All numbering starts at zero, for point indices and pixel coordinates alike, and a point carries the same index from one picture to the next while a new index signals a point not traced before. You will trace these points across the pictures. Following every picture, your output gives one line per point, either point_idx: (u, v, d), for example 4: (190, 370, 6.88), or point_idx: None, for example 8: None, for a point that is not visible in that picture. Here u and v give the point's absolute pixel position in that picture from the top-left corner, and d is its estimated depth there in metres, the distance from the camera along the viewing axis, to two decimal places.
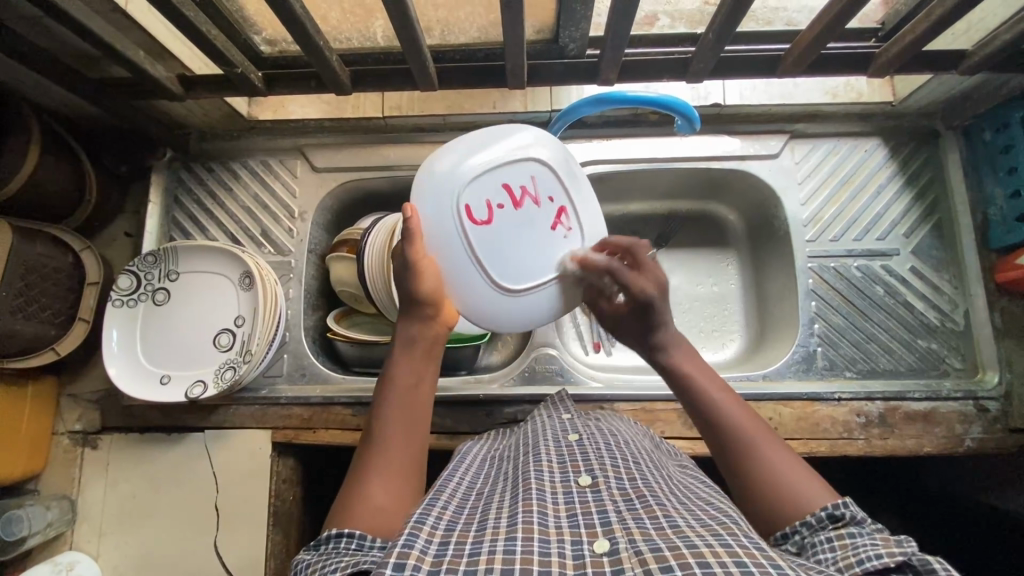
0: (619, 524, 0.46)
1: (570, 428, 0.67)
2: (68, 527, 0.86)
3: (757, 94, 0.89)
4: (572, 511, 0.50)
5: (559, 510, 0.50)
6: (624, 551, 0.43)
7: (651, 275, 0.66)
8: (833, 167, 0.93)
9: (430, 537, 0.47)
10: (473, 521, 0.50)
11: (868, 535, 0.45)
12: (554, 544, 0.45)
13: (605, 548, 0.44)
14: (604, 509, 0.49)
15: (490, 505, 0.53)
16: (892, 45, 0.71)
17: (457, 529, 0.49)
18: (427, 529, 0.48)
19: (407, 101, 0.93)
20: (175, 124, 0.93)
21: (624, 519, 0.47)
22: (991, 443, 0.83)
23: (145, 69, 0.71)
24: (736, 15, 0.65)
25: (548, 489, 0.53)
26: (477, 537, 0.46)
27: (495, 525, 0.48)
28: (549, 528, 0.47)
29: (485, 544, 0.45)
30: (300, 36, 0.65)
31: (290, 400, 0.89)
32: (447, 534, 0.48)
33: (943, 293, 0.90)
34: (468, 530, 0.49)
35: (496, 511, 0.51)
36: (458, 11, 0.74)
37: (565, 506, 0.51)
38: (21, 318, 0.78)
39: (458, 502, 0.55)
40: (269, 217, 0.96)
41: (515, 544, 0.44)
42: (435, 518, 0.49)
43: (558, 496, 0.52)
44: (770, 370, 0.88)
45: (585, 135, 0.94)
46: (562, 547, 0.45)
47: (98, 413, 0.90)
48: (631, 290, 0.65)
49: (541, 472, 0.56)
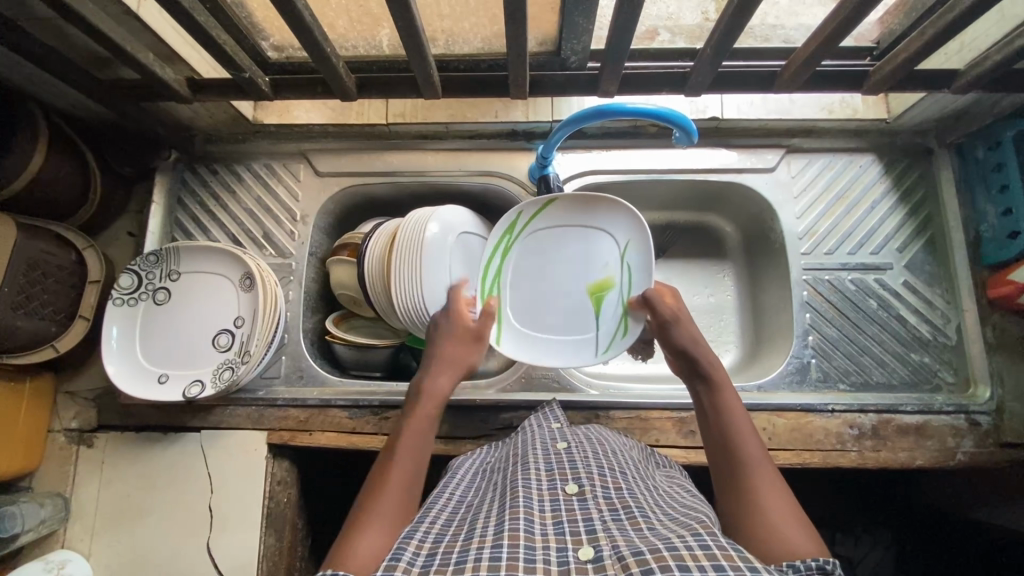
0: (603, 532, 0.47)
1: (559, 437, 0.67)
2: (61, 525, 0.86)
3: (754, 108, 0.91)
4: (558, 518, 0.50)
5: (545, 518, 0.50)
6: (608, 557, 0.44)
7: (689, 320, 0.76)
8: (828, 182, 0.95)
9: (418, 549, 0.48)
10: (460, 532, 0.51)
11: None
12: (539, 550, 0.46)
13: (590, 555, 0.45)
14: (590, 517, 0.50)
15: (478, 515, 0.53)
16: (887, 63, 0.73)
17: (444, 540, 0.50)
18: (416, 542, 0.49)
19: (411, 109, 0.95)
20: (181, 127, 0.94)
21: (608, 527, 0.48)
22: (983, 457, 0.83)
23: (155, 72, 0.73)
24: (734, 30, 0.66)
25: (535, 497, 0.53)
26: (464, 546, 0.47)
27: (481, 534, 0.48)
28: (535, 536, 0.47)
29: (471, 552, 0.46)
30: (308, 42, 0.67)
31: (287, 402, 0.89)
32: (434, 546, 0.49)
33: (936, 308, 0.90)
34: (455, 540, 0.49)
35: (484, 521, 0.51)
36: (462, 22, 0.76)
37: (551, 513, 0.51)
38: (22, 314, 0.78)
39: (447, 516, 0.55)
40: (271, 220, 0.97)
41: (501, 551, 0.45)
42: (423, 532, 0.51)
43: (545, 504, 0.53)
44: (765, 382, 0.89)
45: (584, 145, 0.95)
46: (548, 553, 0.45)
47: (94, 411, 0.90)
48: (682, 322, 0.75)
49: (528, 480, 0.57)
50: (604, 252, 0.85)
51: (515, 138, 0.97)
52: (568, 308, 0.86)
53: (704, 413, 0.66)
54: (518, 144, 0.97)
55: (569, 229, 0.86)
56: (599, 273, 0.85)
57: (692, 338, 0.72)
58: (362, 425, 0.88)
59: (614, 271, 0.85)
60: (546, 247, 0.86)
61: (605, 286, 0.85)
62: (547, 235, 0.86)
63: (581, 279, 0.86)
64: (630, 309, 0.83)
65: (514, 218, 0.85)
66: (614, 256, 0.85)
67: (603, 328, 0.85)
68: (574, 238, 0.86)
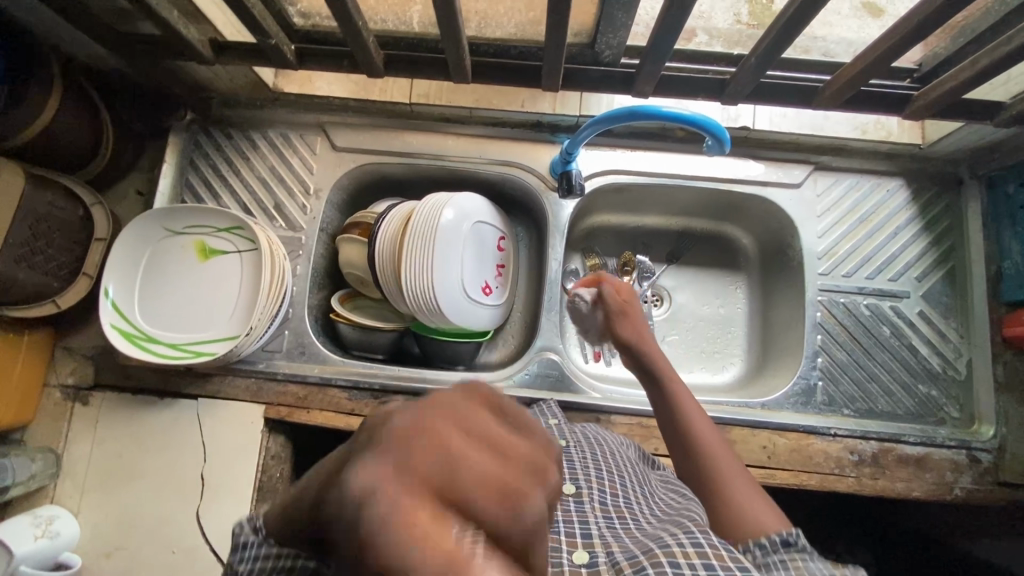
0: (599, 539, 0.48)
1: (557, 435, 0.67)
2: (51, 481, 0.85)
3: (787, 121, 0.89)
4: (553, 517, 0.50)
5: None
6: (603, 564, 0.44)
7: (631, 308, 0.74)
8: (853, 203, 0.93)
9: None
10: None
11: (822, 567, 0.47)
12: None
13: (584, 560, 0.45)
14: (585, 521, 0.50)
15: None
16: (933, 89, 0.71)
17: None
18: None
19: (436, 90, 0.93)
20: (198, 89, 0.92)
21: (605, 534, 0.48)
22: (980, 494, 0.83)
23: (178, 30, 0.70)
24: (781, 43, 0.65)
25: None
26: None
27: None
28: None
29: None
30: (341, 14, 0.64)
31: (287, 378, 0.89)
32: None
33: (949, 341, 0.89)
34: None
35: None
36: (499, 5, 0.74)
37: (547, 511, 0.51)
38: (24, 266, 0.77)
39: None
40: (284, 191, 0.95)
41: None
42: None
43: None
44: (769, 400, 0.88)
45: (610, 143, 0.93)
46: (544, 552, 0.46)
47: (92, 369, 0.90)
48: (621, 313, 0.73)
49: None
50: (143, 241, 0.86)
51: (539, 130, 0.95)
52: (235, 274, 0.87)
53: (657, 407, 0.66)
54: (541, 136, 0.95)
55: (142, 263, 0.86)
56: (190, 246, 0.87)
57: (637, 330, 0.71)
58: (361, 407, 0.88)
59: (187, 239, 0.87)
60: (179, 280, 0.87)
61: (203, 243, 0.87)
62: (146, 279, 0.86)
63: (188, 261, 0.87)
64: (207, 241, 0.87)
65: (123, 321, 0.83)
66: (170, 241, 0.87)
67: (232, 246, 0.87)
68: (144, 254, 0.87)
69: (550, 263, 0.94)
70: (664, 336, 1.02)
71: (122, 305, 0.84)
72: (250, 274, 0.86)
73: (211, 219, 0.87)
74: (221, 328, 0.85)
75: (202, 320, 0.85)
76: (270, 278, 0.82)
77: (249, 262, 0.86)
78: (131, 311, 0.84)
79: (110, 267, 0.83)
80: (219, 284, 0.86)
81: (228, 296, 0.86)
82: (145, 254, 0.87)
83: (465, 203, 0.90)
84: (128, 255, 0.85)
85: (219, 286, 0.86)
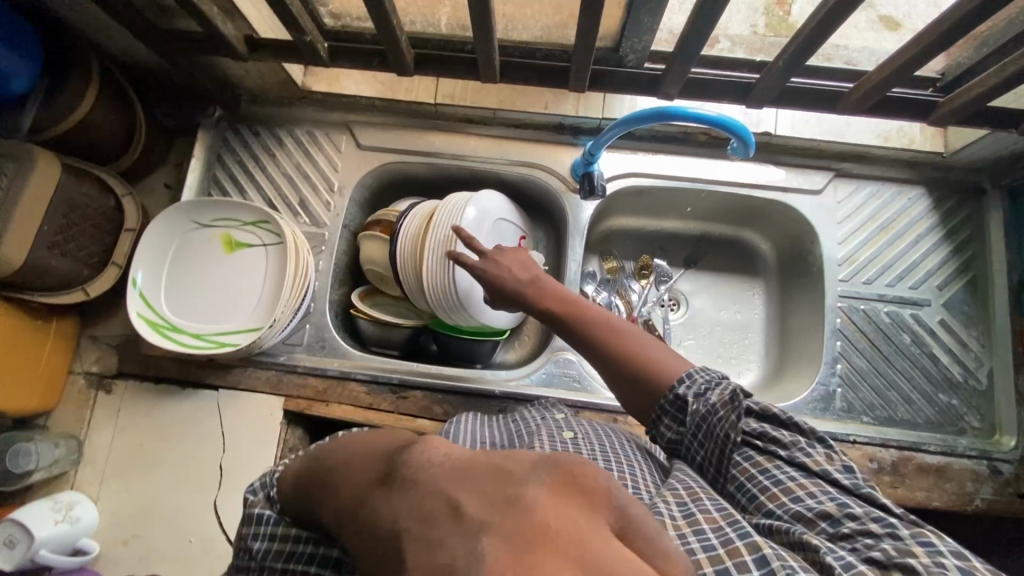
0: None
1: (564, 426, 0.66)
2: (72, 467, 0.87)
3: (809, 128, 0.90)
4: None
5: None
6: None
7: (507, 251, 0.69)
8: (874, 210, 0.93)
9: None
10: None
11: (707, 400, 0.54)
12: None
13: None
14: None
15: None
16: (959, 97, 0.72)
17: None
18: None
19: (461, 90, 0.94)
20: (229, 85, 0.94)
21: None
22: (1000, 505, 0.83)
23: (217, 26, 0.72)
24: (809, 50, 0.66)
25: None
26: None
27: None
28: None
29: None
30: (377, 13, 0.66)
31: (307, 370, 0.89)
32: None
33: (970, 350, 0.89)
34: None
35: None
36: (527, 8, 0.75)
37: None
38: (57, 254, 0.79)
39: None
40: (308, 188, 0.96)
41: None
42: None
43: None
44: (787, 405, 0.87)
45: (631, 146, 0.94)
46: None
47: (115, 357, 0.91)
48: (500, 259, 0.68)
49: None
50: (171, 233, 0.88)
51: (561, 132, 0.96)
52: (259, 266, 0.88)
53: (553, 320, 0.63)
54: (563, 138, 0.97)
55: (169, 253, 0.88)
56: (217, 239, 0.89)
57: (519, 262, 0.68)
58: (379, 401, 0.89)
59: (214, 231, 0.89)
60: (204, 272, 0.88)
61: (229, 236, 0.89)
62: (172, 270, 0.87)
63: (213, 253, 0.89)
64: (234, 234, 0.89)
65: (150, 310, 0.84)
66: (197, 232, 0.89)
67: (257, 240, 0.88)
68: (171, 245, 0.88)
69: (570, 264, 0.95)
70: (681, 340, 1.02)
71: (147, 295, 0.85)
72: (275, 267, 0.87)
73: (237, 213, 0.88)
74: (244, 320, 0.86)
75: (227, 311, 0.86)
76: (294, 271, 0.83)
77: (273, 256, 0.88)
78: (158, 300, 0.86)
79: (139, 257, 0.85)
80: (245, 275, 0.88)
81: (253, 288, 0.87)
82: (172, 244, 0.88)
83: (484, 203, 0.91)
84: (154, 245, 0.86)
85: (245, 278, 0.88)
